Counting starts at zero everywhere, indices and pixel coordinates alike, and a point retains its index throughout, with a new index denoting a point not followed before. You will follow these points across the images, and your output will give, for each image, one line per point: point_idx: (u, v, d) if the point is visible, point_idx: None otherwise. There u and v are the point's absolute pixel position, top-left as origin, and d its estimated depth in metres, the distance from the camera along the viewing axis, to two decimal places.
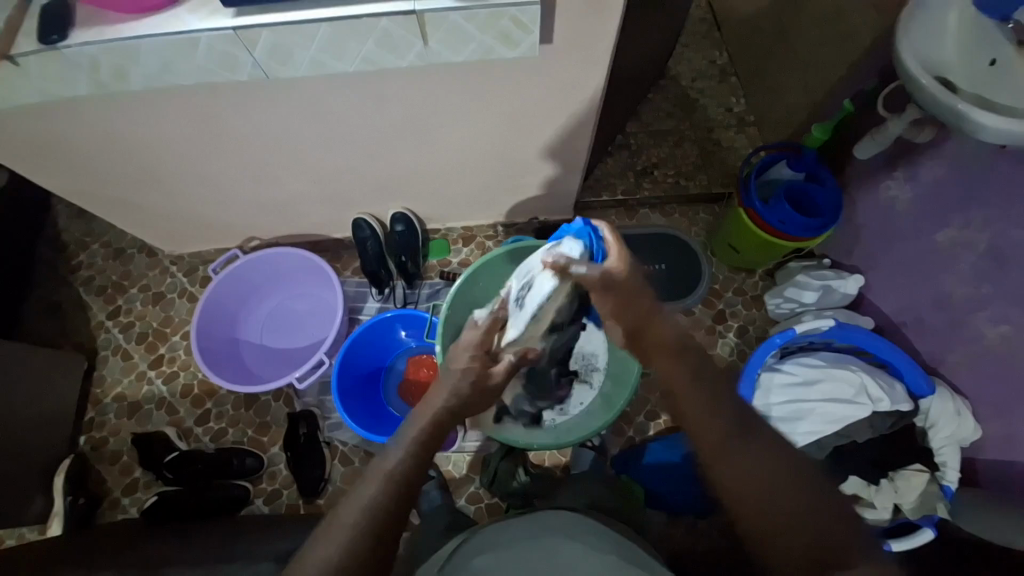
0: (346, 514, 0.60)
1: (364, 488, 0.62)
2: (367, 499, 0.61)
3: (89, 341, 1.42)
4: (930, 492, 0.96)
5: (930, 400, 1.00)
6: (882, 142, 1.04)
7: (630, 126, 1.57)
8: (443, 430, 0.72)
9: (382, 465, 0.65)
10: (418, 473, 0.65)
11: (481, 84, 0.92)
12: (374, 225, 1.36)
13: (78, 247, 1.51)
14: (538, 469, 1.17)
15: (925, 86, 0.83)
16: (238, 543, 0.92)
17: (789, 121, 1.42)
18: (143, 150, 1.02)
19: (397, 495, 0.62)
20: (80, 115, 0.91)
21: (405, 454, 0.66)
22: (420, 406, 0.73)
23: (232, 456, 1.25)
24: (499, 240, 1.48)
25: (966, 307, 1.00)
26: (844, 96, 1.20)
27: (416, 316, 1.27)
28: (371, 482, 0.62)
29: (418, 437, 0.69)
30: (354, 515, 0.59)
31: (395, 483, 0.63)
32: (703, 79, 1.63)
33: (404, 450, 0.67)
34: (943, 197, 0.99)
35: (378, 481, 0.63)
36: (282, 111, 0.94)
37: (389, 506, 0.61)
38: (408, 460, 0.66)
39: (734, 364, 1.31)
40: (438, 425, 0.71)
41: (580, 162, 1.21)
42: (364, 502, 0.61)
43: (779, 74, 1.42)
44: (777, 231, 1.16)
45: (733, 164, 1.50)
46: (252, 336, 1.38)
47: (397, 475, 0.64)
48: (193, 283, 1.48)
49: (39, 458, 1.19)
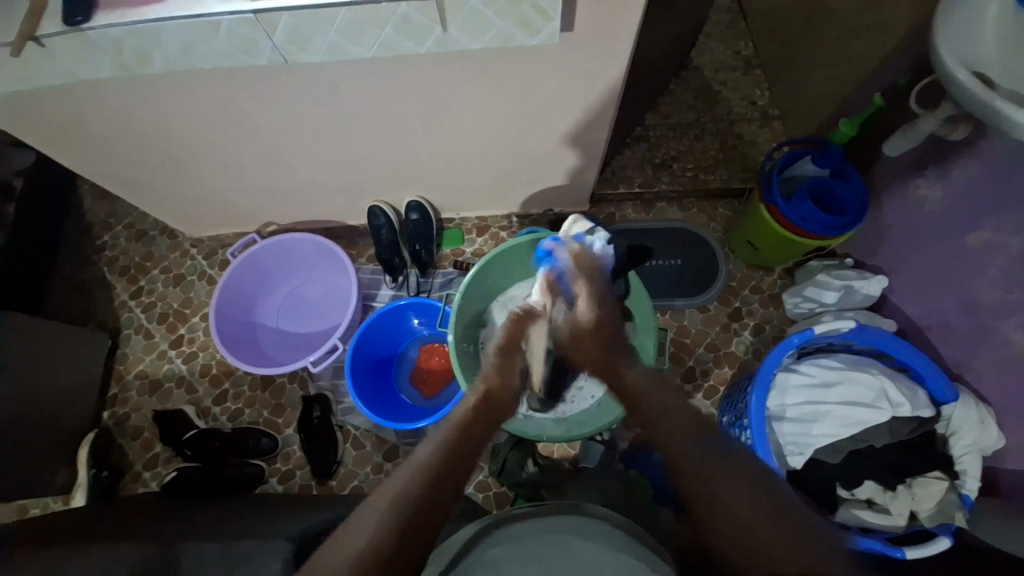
0: (377, 504, 0.63)
1: (395, 480, 0.66)
2: (398, 488, 0.64)
3: (112, 320, 1.46)
4: (950, 500, 0.94)
5: (952, 406, 0.98)
6: (912, 139, 1.00)
7: (650, 117, 1.54)
8: (473, 433, 0.76)
9: (415, 458, 0.69)
10: (449, 464, 0.69)
11: (498, 72, 0.91)
12: (389, 213, 1.37)
13: (102, 229, 1.55)
14: (547, 459, 1.21)
15: (962, 81, 0.79)
16: (252, 520, 0.95)
17: (816, 115, 1.37)
18: (165, 133, 1.04)
19: (426, 485, 0.65)
20: (104, 98, 0.92)
21: (436, 446, 0.71)
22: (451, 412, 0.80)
23: (248, 436, 1.29)
24: (513, 231, 1.48)
25: (994, 313, 0.97)
26: (875, 90, 1.16)
27: (429, 305, 1.28)
28: (402, 474, 0.66)
29: (448, 435, 0.73)
30: (383, 505, 0.62)
31: (424, 473, 0.67)
32: (727, 70, 1.59)
33: (436, 445, 0.72)
34: (975, 198, 0.95)
35: (409, 472, 0.67)
36: (299, 96, 0.95)
37: (419, 495, 0.64)
38: (437, 451, 0.70)
39: (748, 362, 1.29)
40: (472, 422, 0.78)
41: (597, 154, 1.19)
42: (395, 493, 0.64)
43: (807, 67, 1.38)
44: (798, 228, 1.13)
45: (755, 159, 1.47)
46: (268, 320, 1.41)
47: (427, 466, 0.68)
48: (212, 266, 1.51)
49: (65, 431, 1.24)
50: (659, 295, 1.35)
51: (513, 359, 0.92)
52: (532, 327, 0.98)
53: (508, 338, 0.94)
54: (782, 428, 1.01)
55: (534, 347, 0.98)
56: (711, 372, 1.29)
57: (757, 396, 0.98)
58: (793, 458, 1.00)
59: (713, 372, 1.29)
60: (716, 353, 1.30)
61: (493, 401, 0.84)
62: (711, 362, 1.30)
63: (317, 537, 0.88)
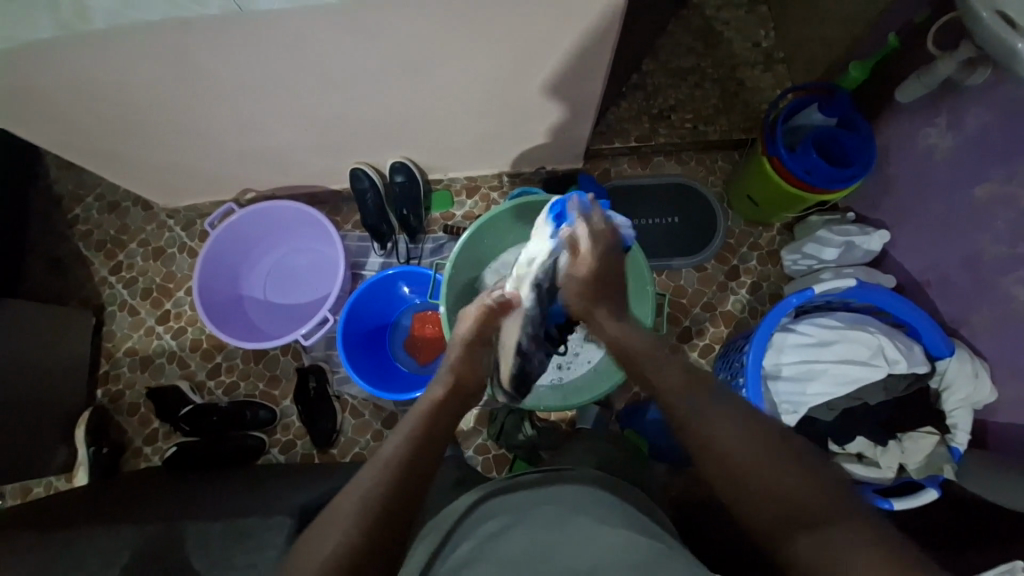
0: (344, 505, 0.62)
1: (360, 481, 0.64)
2: (365, 486, 0.63)
3: (94, 297, 1.41)
4: (938, 453, 0.96)
5: (947, 361, 0.98)
6: (929, 83, 0.95)
7: (647, 63, 1.44)
8: (440, 416, 0.75)
9: (380, 455, 0.67)
10: (415, 458, 0.67)
11: (481, 18, 0.82)
12: (373, 176, 1.30)
13: (72, 201, 1.47)
14: (544, 422, 1.23)
15: (987, 20, 0.73)
16: (253, 494, 0.96)
17: (823, 57, 1.29)
18: (120, 97, 0.95)
19: (393, 482, 0.64)
20: (47, 62, 0.84)
21: (402, 439, 0.69)
22: (417, 402, 0.78)
23: (245, 409, 1.29)
24: (504, 191, 1.42)
25: (996, 267, 0.95)
26: (890, 27, 1.07)
27: (420, 273, 1.25)
28: (369, 472, 0.65)
29: (414, 426, 0.72)
30: (351, 507, 0.61)
31: (389, 469, 0.65)
32: (729, 8, 1.47)
33: (402, 438, 0.69)
34: (986, 147, 0.91)
35: (374, 469, 0.65)
36: (263, 52, 0.86)
37: (387, 493, 0.63)
38: (403, 447, 0.68)
39: (744, 321, 1.28)
40: (439, 410, 0.75)
41: (590, 107, 1.12)
42: (362, 494, 0.62)
43: (815, 3, 1.27)
44: (801, 182, 1.08)
45: (758, 107, 1.39)
46: (255, 292, 1.37)
47: (393, 462, 0.66)
48: (192, 238, 1.45)
49: (60, 411, 1.23)
50: (656, 255, 1.32)
51: (485, 349, 0.86)
52: (506, 318, 0.90)
53: (479, 332, 0.86)
54: (778, 386, 1.01)
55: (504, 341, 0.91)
56: (707, 330, 1.28)
57: (754, 355, 0.98)
58: (787, 416, 1.00)
59: (709, 331, 1.28)
60: (712, 312, 1.29)
61: (461, 391, 0.80)
62: (707, 321, 1.29)
63: (319, 511, 0.89)
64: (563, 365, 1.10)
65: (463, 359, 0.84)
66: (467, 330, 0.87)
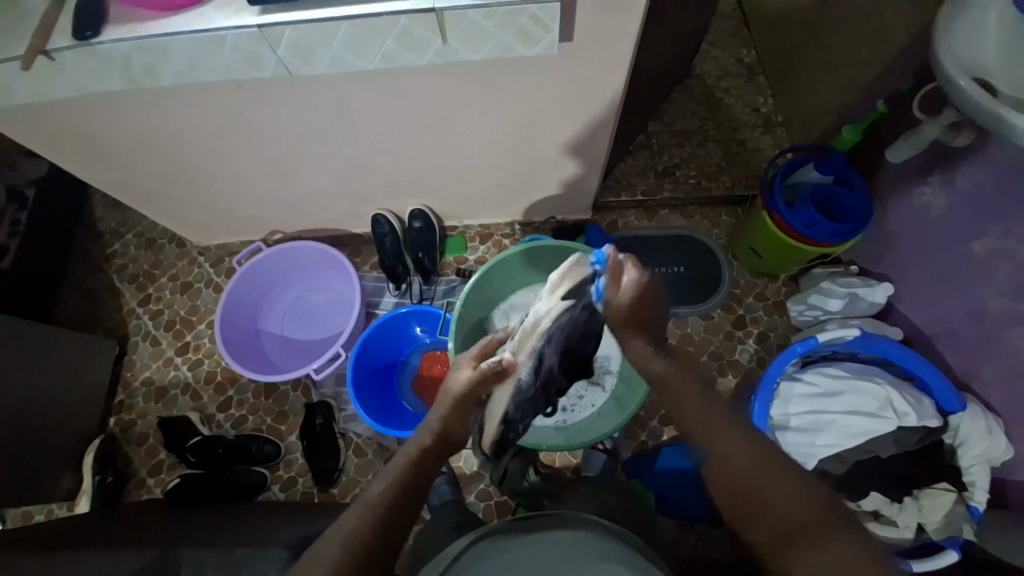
0: (327, 547, 0.62)
1: (345, 519, 0.64)
2: (349, 526, 0.64)
3: (120, 327, 1.48)
4: (957, 512, 0.93)
5: (960, 416, 0.96)
6: (917, 145, 0.99)
7: (652, 125, 1.54)
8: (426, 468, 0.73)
9: (366, 495, 0.68)
10: (401, 505, 0.67)
11: (499, 81, 0.92)
12: (392, 221, 1.38)
13: (112, 236, 1.57)
14: (548, 468, 1.21)
15: (963, 87, 0.78)
16: (254, 527, 0.95)
17: (818, 122, 1.37)
18: (171, 144, 1.06)
19: (379, 526, 0.64)
20: (114, 110, 0.95)
21: (390, 482, 0.69)
22: (411, 436, 0.77)
23: (251, 443, 1.29)
24: (516, 239, 1.49)
25: (1000, 321, 0.96)
26: (879, 96, 1.15)
27: (430, 313, 1.29)
28: (354, 511, 0.65)
29: (402, 470, 0.71)
30: (334, 548, 0.61)
31: (376, 511, 0.65)
32: (730, 77, 1.59)
33: (389, 482, 0.69)
34: (980, 205, 0.94)
35: (357, 512, 0.65)
36: (305, 108, 0.96)
37: (370, 536, 0.63)
38: (389, 493, 0.68)
39: (752, 371, 1.28)
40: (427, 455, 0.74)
41: (598, 164, 1.21)
42: (345, 534, 0.63)
43: (809, 75, 1.37)
44: (801, 235, 1.12)
45: (758, 166, 1.47)
46: (273, 327, 1.42)
47: (378, 506, 0.66)
48: (218, 274, 1.53)
49: (73, 437, 1.25)
50: None
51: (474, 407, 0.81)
52: (498, 386, 0.81)
53: (470, 396, 0.80)
54: (786, 437, 1.00)
55: (495, 408, 0.84)
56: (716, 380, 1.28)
57: (759, 403, 0.98)
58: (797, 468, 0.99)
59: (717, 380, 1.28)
60: (720, 361, 1.29)
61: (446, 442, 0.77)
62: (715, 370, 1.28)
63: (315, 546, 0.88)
64: (569, 410, 1.10)
65: (457, 411, 0.80)
66: (460, 388, 0.81)
